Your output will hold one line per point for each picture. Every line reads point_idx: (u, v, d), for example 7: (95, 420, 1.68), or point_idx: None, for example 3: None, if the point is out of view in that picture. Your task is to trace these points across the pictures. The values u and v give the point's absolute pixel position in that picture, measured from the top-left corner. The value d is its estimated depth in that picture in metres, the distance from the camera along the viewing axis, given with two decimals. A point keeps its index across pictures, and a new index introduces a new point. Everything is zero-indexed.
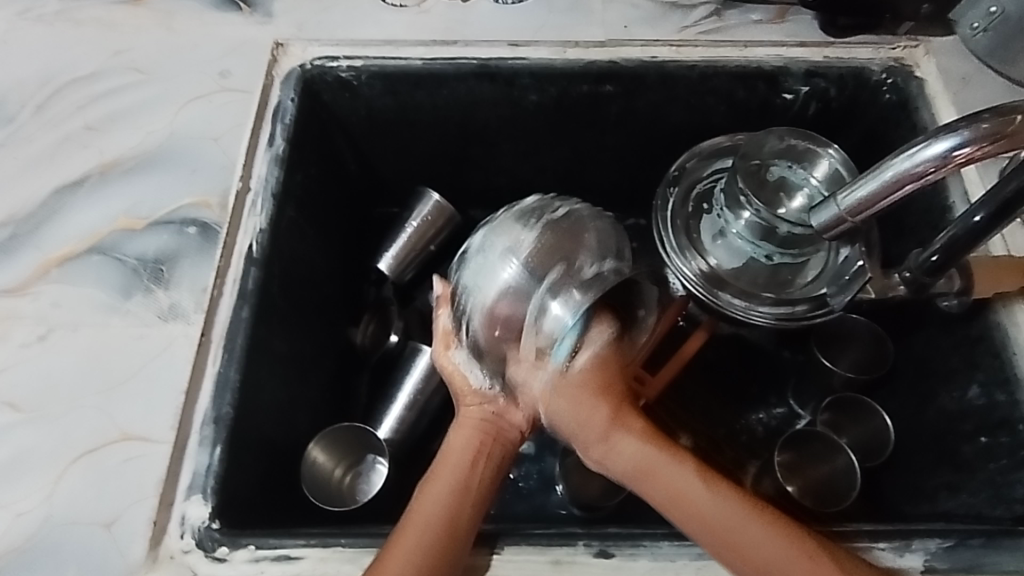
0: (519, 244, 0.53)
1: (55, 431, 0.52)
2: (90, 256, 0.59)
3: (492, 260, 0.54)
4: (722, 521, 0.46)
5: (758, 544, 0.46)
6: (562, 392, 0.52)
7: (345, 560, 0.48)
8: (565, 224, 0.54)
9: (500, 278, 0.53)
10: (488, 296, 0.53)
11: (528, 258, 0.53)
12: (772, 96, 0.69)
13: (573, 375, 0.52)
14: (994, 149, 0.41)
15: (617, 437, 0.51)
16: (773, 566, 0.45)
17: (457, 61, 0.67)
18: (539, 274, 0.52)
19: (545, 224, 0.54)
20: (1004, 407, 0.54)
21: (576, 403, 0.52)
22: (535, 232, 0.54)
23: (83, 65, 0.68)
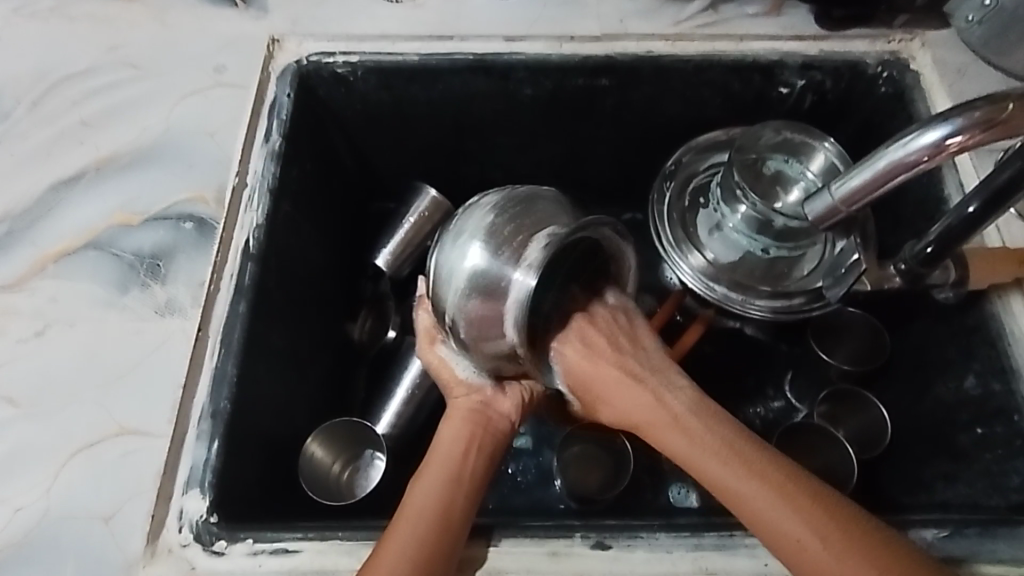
0: (482, 225, 0.52)
1: (52, 426, 0.52)
2: (86, 252, 0.59)
3: (454, 247, 0.52)
4: (748, 492, 0.47)
5: (781, 515, 0.45)
6: (571, 362, 0.55)
7: (343, 552, 0.48)
8: (519, 201, 0.53)
9: (466, 263, 0.51)
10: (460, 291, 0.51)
11: (488, 239, 0.51)
12: (768, 89, 0.69)
13: (590, 344, 0.55)
14: (988, 137, 0.41)
15: (635, 407, 0.53)
16: (795, 540, 0.44)
17: (453, 56, 0.67)
18: (498, 249, 0.50)
19: (496, 204, 0.53)
20: (999, 397, 0.55)
21: (588, 375, 0.54)
22: (488, 213, 0.52)
23: (77, 61, 0.68)
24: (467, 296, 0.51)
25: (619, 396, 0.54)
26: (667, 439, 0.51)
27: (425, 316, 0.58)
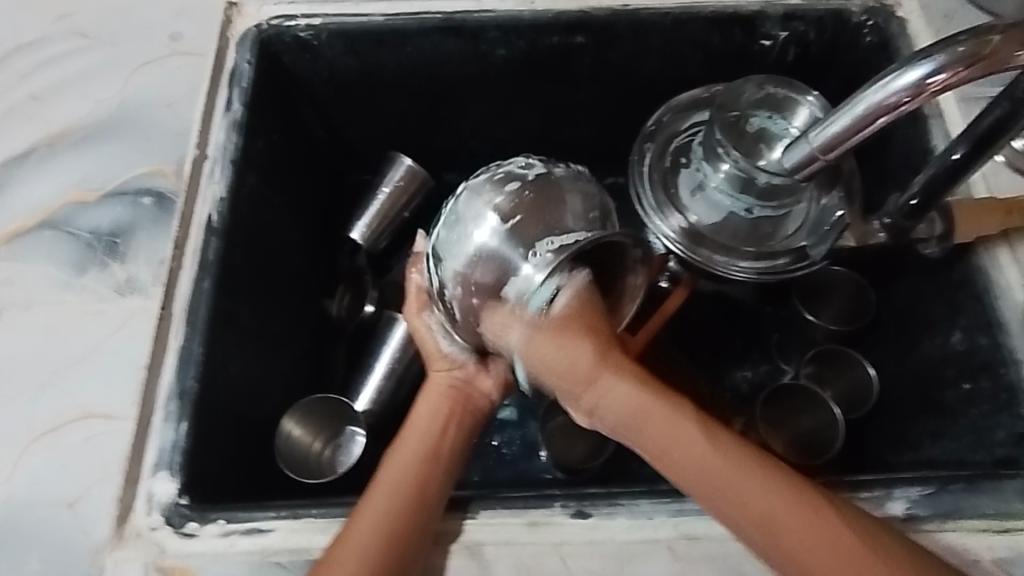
0: (492, 205, 0.50)
1: (13, 412, 0.51)
2: (41, 231, 0.57)
3: (463, 222, 0.51)
4: (758, 509, 0.40)
5: (796, 532, 0.40)
6: (548, 334, 0.45)
7: (317, 530, 0.47)
8: (530, 191, 0.51)
9: (472, 242, 0.50)
10: (461, 259, 0.50)
11: (498, 223, 0.50)
12: (750, 42, 0.67)
13: (561, 339, 0.45)
14: (970, 74, 0.39)
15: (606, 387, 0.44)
16: (814, 560, 0.40)
17: (420, 16, 0.64)
18: (513, 236, 0.49)
19: (520, 190, 0.51)
20: (986, 352, 0.53)
21: (559, 349, 0.45)
22: (510, 195, 0.51)
23: (25, 31, 0.64)
24: (467, 270, 0.49)
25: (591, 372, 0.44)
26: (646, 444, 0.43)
27: (415, 286, 0.57)
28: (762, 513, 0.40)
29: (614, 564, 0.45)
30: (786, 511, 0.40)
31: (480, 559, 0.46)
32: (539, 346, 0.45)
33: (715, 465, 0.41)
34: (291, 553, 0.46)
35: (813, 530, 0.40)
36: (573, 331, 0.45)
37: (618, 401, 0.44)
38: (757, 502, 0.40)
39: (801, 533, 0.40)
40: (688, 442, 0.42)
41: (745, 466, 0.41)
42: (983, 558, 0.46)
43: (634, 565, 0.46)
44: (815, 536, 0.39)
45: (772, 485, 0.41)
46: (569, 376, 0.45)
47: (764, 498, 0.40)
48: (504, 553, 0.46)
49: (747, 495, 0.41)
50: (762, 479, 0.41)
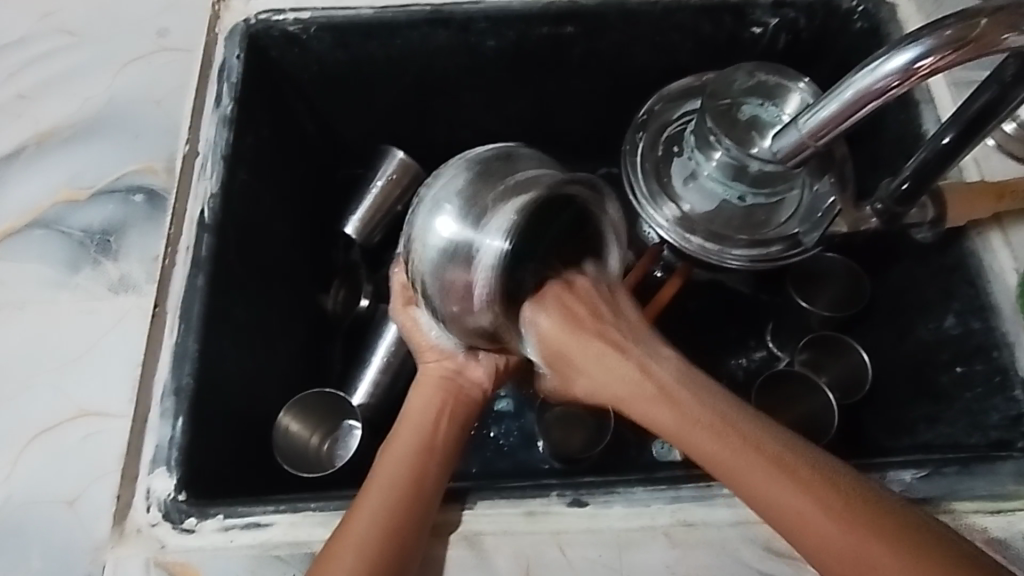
0: (449, 192, 0.47)
1: (9, 412, 0.51)
2: (32, 231, 0.56)
3: (427, 214, 0.47)
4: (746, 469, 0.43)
5: (776, 484, 0.42)
6: (554, 337, 0.49)
7: (316, 523, 0.47)
8: (486, 167, 0.48)
9: (437, 235, 0.46)
10: (430, 263, 0.47)
11: (457, 204, 0.46)
12: (740, 30, 0.66)
13: (566, 313, 0.49)
14: (959, 58, 0.39)
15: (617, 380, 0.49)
16: (796, 512, 0.42)
17: (409, 9, 0.64)
18: (472, 207, 0.46)
19: (475, 168, 0.48)
20: (979, 335, 0.54)
21: (571, 352, 0.49)
22: (469, 172, 0.48)
23: (10, 30, 0.64)
24: (436, 266, 0.46)
25: (600, 368, 0.49)
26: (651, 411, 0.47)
27: (400, 280, 0.57)
28: (771, 505, 0.43)
29: (612, 551, 0.46)
30: (796, 502, 0.42)
31: (480, 549, 0.46)
32: (549, 350, 0.50)
33: (728, 457, 0.44)
34: (291, 547, 0.46)
35: (823, 520, 0.41)
36: (586, 333, 0.49)
37: (631, 395, 0.48)
38: (768, 496, 0.43)
39: (812, 521, 0.41)
40: (700, 438, 0.45)
41: (756, 458, 0.43)
42: (977, 539, 0.46)
43: (631, 553, 0.46)
44: (824, 526, 0.41)
45: (781, 477, 0.42)
46: (582, 376, 0.50)
47: (772, 490, 0.42)
48: (504, 542, 0.46)
49: (759, 486, 0.43)
50: (772, 471, 0.43)
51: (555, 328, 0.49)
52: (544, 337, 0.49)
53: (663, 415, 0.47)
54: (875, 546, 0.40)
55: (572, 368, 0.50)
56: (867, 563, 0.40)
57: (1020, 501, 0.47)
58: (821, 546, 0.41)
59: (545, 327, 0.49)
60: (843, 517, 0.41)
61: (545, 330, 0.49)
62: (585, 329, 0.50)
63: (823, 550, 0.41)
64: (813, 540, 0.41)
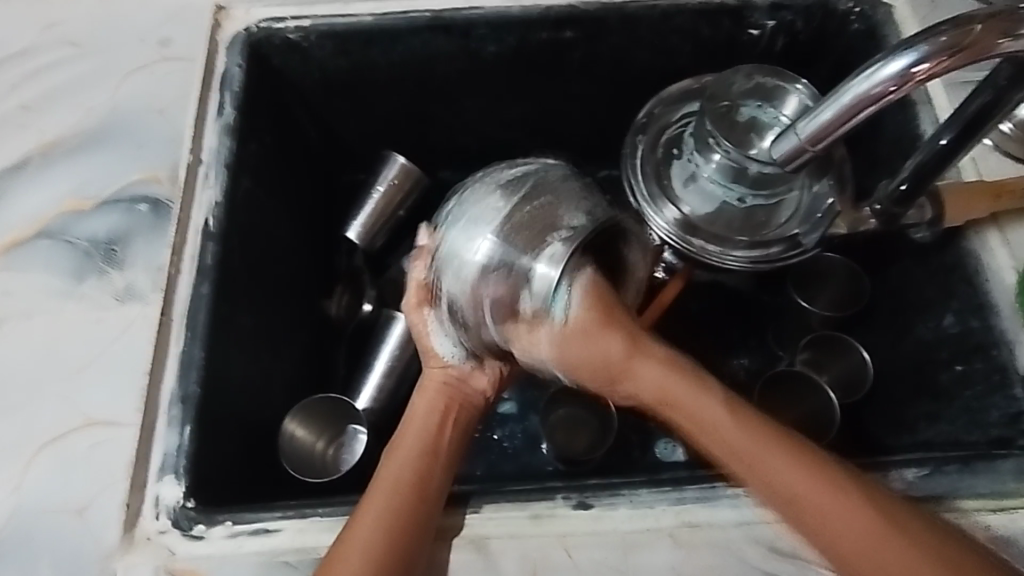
0: (494, 221, 0.47)
1: (18, 421, 0.51)
2: (38, 242, 0.57)
3: (468, 244, 0.48)
4: (777, 473, 0.45)
5: (805, 484, 0.44)
6: (588, 327, 0.48)
7: (324, 529, 0.47)
8: (528, 198, 0.47)
9: (479, 255, 0.47)
10: (467, 280, 0.48)
11: (505, 236, 0.47)
12: (738, 32, 0.67)
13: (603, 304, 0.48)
14: (953, 63, 0.40)
15: (645, 372, 0.49)
16: (817, 508, 0.44)
17: (409, 15, 0.64)
18: (524, 241, 0.46)
19: (511, 184, 0.48)
20: (978, 334, 0.54)
21: (605, 345, 0.48)
22: (505, 193, 0.48)
23: (13, 41, 0.64)
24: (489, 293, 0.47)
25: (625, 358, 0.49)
26: (675, 398, 0.48)
27: (416, 278, 0.53)
28: (801, 496, 0.44)
29: (617, 554, 0.46)
30: (819, 491, 0.44)
31: (486, 552, 0.47)
32: (584, 342, 0.48)
33: (755, 449, 0.46)
34: (299, 552, 0.47)
35: (843, 508, 0.43)
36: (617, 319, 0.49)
37: (673, 390, 0.48)
38: (800, 487, 0.44)
39: (835, 511, 0.43)
40: (728, 428, 0.47)
41: (772, 444, 0.46)
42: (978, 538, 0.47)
43: (636, 555, 0.46)
44: (846, 514, 0.43)
45: (803, 465, 0.45)
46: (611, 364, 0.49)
47: (795, 479, 0.45)
48: (509, 545, 0.47)
49: (784, 478, 0.45)
50: (791, 457, 0.45)
51: (587, 317, 0.48)
52: (580, 334, 0.48)
53: (699, 404, 0.48)
54: (888, 531, 0.42)
55: (603, 347, 0.48)
56: (883, 545, 0.42)
57: (1020, 499, 0.47)
58: (838, 540, 0.43)
59: (576, 322, 0.48)
60: (858, 503, 0.43)
61: (580, 324, 0.48)
62: (617, 321, 0.49)
63: (845, 538, 0.43)
64: (834, 535, 0.43)
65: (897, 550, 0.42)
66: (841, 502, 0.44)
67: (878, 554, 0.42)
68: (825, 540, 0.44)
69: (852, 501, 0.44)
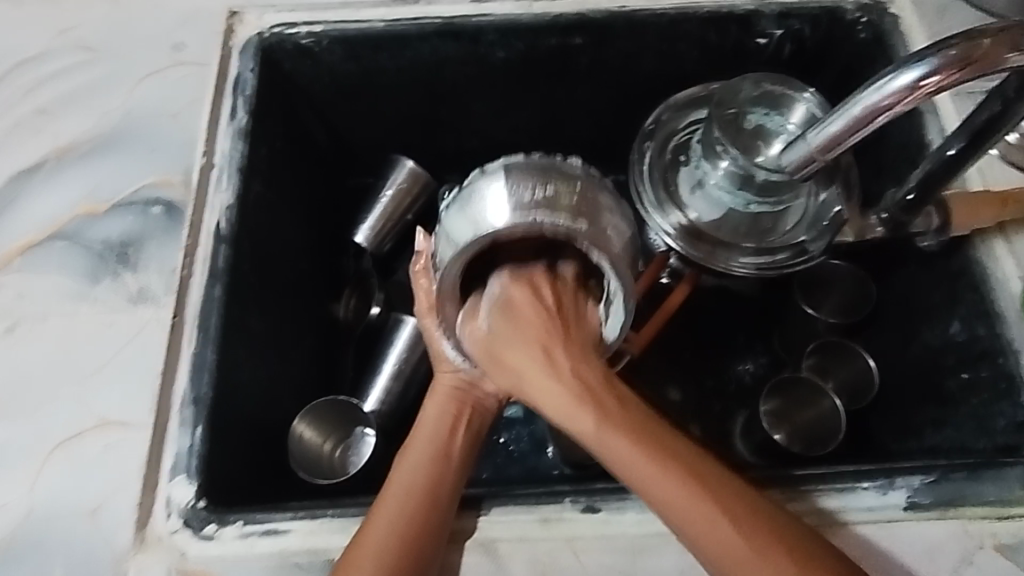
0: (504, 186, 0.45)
1: (31, 422, 0.52)
2: (52, 244, 0.58)
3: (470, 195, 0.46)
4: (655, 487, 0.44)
5: (677, 498, 0.43)
6: (499, 335, 0.50)
7: (335, 530, 0.48)
8: (543, 190, 0.44)
9: (473, 197, 0.46)
10: (453, 212, 0.47)
11: (495, 204, 0.45)
12: (745, 39, 0.67)
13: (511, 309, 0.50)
14: (963, 76, 0.40)
15: (539, 390, 0.48)
16: (691, 522, 0.43)
17: (420, 21, 0.65)
18: (502, 214, 0.44)
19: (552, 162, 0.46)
20: (984, 341, 0.54)
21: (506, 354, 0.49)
22: (541, 168, 0.46)
23: (28, 46, 0.65)
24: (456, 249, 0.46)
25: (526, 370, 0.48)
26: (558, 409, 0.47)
27: (424, 288, 0.56)
28: (675, 516, 0.43)
29: (626, 558, 0.47)
30: (688, 506, 0.43)
31: (495, 555, 0.47)
32: (489, 344, 0.50)
33: (636, 467, 0.44)
34: (310, 553, 0.47)
35: (714, 530, 0.42)
36: (537, 333, 0.49)
37: (557, 404, 0.46)
38: (672, 506, 0.43)
39: (705, 534, 0.42)
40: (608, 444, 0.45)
41: (653, 460, 0.44)
42: (984, 544, 0.47)
43: (644, 558, 0.47)
44: (715, 535, 0.42)
45: (680, 481, 0.43)
46: (508, 374, 0.49)
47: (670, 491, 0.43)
48: (518, 548, 0.47)
49: (656, 493, 0.43)
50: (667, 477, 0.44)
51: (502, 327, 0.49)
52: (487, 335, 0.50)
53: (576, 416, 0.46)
54: (761, 556, 0.41)
55: (500, 358, 0.49)
56: (747, 568, 0.41)
57: None
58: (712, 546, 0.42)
59: (489, 321, 0.50)
60: (731, 526, 0.42)
61: (491, 327, 0.50)
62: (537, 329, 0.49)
63: (722, 555, 0.42)
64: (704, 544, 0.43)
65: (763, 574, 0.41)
66: (714, 525, 0.42)
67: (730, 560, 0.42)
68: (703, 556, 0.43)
69: (731, 521, 0.42)
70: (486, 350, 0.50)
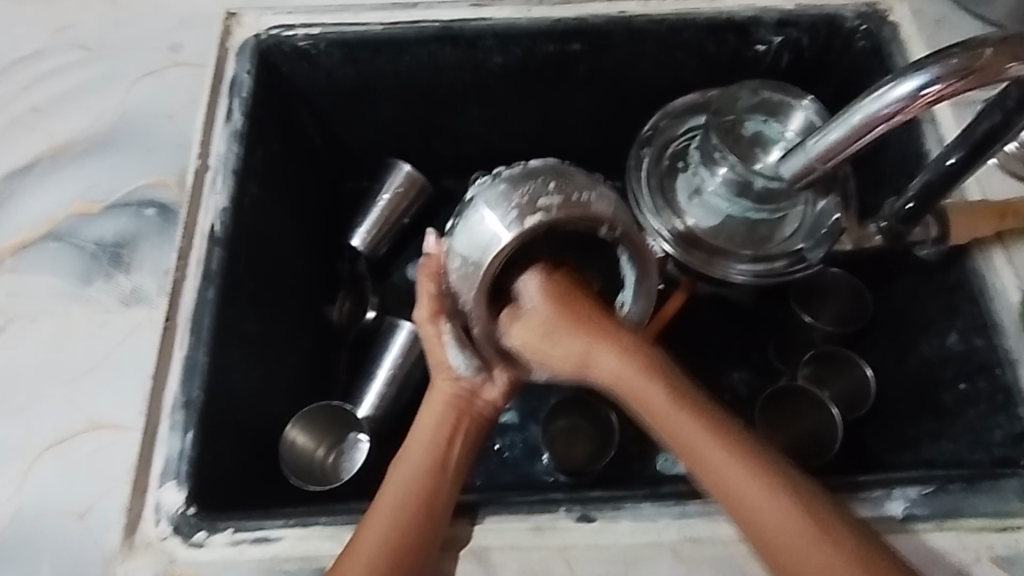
0: (529, 189, 0.45)
1: (20, 425, 0.51)
2: (43, 244, 0.57)
3: (489, 198, 0.46)
4: (724, 467, 0.45)
5: (741, 479, 0.44)
6: (552, 319, 0.48)
7: (326, 538, 0.47)
8: (586, 193, 0.45)
9: (476, 217, 0.46)
10: (459, 232, 0.47)
11: (531, 197, 0.45)
12: (744, 48, 0.67)
13: (564, 298, 0.49)
14: (964, 85, 0.40)
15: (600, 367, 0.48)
16: (756, 504, 0.44)
17: (419, 25, 0.65)
18: (540, 207, 0.45)
19: (559, 168, 0.46)
20: (982, 352, 0.54)
21: (567, 337, 0.49)
22: (549, 176, 0.46)
23: (24, 45, 0.65)
24: (477, 263, 0.46)
25: (588, 349, 0.49)
26: (629, 387, 0.48)
27: (428, 292, 0.50)
28: (739, 490, 0.44)
29: (620, 567, 0.46)
30: (750, 485, 0.44)
31: (488, 564, 0.47)
32: (539, 324, 0.49)
33: (702, 441, 0.46)
34: (300, 560, 0.46)
35: (771, 504, 0.44)
36: (594, 319, 0.49)
37: (621, 377, 0.48)
38: (733, 478, 0.45)
39: (769, 508, 0.43)
40: (673, 418, 0.47)
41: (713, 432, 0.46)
42: (982, 558, 0.46)
43: (638, 568, 0.46)
44: (777, 510, 0.43)
45: (739, 459, 0.45)
46: (566, 354, 0.49)
47: (734, 470, 0.45)
48: (511, 557, 0.47)
49: (720, 470, 0.45)
50: (735, 456, 0.45)
51: (559, 311, 0.49)
52: (537, 319, 0.49)
53: (646, 395, 0.47)
54: (819, 534, 0.43)
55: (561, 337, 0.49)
56: (807, 546, 0.42)
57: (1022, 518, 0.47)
58: (778, 529, 0.43)
59: (536, 307, 0.49)
60: (790, 502, 0.44)
61: (540, 312, 0.48)
62: (598, 319, 0.49)
63: (783, 536, 0.43)
64: (772, 527, 0.43)
65: (826, 551, 0.42)
66: (777, 499, 0.44)
67: (792, 544, 0.43)
68: (754, 532, 0.43)
69: (790, 504, 0.44)
70: (539, 334, 0.49)
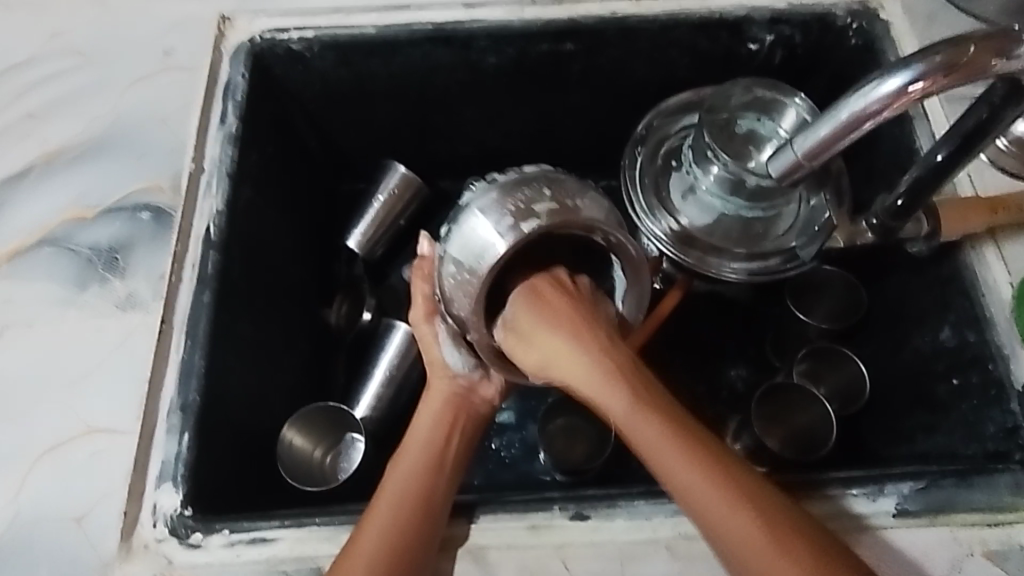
0: (520, 198, 0.45)
1: (18, 430, 0.51)
2: (40, 249, 0.57)
3: (481, 207, 0.46)
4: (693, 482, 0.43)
5: (710, 496, 0.42)
6: (525, 324, 0.46)
7: (322, 538, 0.47)
8: (577, 199, 0.46)
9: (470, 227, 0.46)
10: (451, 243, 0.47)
11: (525, 206, 0.45)
12: (737, 45, 0.67)
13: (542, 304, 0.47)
14: (950, 81, 0.40)
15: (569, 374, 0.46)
16: (720, 517, 0.42)
17: (411, 27, 0.65)
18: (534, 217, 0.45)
19: (544, 174, 0.47)
20: (975, 347, 0.54)
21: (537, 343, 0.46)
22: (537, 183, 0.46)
23: (19, 51, 0.65)
24: (472, 275, 0.46)
25: (557, 354, 0.46)
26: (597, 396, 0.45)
27: (422, 293, 0.55)
28: (708, 511, 0.42)
29: (614, 565, 0.46)
30: (718, 500, 0.42)
31: (483, 562, 0.47)
32: (513, 328, 0.47)
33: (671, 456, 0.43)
34: (296, 561, 0.47)
35: (738, 523, 0.42)
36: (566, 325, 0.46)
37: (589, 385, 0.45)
38: (699, 494, 0.43)
39: (735, 527, 0.42)
40: (642, 431, 0.44)
41: (684, 451, 0.43)
42: (974, 551, 0.47)
43: (633, 565, 0.46)
44: (744, 528, 0.42)
45: (711, 477, 0.43)
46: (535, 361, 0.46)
47: (703, 487, 0.42)
48: (507, 555, 0.47)
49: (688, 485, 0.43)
50: (707, 472, 0.43)
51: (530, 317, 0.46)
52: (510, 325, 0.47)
53: (614, 405, 0.44)
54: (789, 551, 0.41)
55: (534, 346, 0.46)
56: (776, 563, 0.41)
57: (1016, 512, 0.47)
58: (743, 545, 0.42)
59: (512, 313, 0.47)
60: (758, 521, 0.42)
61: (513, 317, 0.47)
62: (571, 325, 0.46)
63: (747, 552, 0.41)
64: (735, 543, 0.42)
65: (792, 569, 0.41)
66: (746, 518, 0.42)
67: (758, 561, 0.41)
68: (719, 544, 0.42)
69: (762, 524, 0.42)
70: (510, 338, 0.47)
